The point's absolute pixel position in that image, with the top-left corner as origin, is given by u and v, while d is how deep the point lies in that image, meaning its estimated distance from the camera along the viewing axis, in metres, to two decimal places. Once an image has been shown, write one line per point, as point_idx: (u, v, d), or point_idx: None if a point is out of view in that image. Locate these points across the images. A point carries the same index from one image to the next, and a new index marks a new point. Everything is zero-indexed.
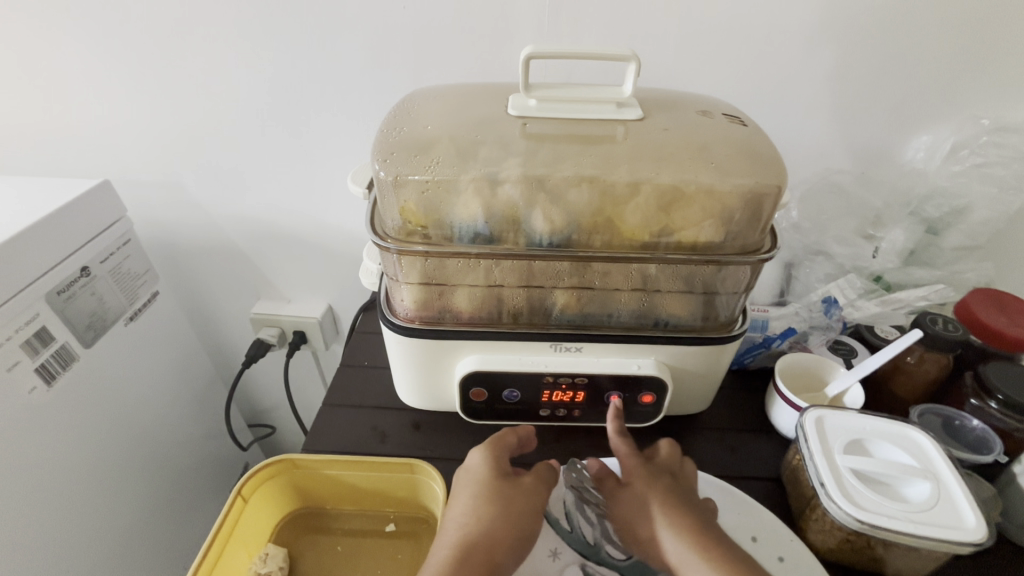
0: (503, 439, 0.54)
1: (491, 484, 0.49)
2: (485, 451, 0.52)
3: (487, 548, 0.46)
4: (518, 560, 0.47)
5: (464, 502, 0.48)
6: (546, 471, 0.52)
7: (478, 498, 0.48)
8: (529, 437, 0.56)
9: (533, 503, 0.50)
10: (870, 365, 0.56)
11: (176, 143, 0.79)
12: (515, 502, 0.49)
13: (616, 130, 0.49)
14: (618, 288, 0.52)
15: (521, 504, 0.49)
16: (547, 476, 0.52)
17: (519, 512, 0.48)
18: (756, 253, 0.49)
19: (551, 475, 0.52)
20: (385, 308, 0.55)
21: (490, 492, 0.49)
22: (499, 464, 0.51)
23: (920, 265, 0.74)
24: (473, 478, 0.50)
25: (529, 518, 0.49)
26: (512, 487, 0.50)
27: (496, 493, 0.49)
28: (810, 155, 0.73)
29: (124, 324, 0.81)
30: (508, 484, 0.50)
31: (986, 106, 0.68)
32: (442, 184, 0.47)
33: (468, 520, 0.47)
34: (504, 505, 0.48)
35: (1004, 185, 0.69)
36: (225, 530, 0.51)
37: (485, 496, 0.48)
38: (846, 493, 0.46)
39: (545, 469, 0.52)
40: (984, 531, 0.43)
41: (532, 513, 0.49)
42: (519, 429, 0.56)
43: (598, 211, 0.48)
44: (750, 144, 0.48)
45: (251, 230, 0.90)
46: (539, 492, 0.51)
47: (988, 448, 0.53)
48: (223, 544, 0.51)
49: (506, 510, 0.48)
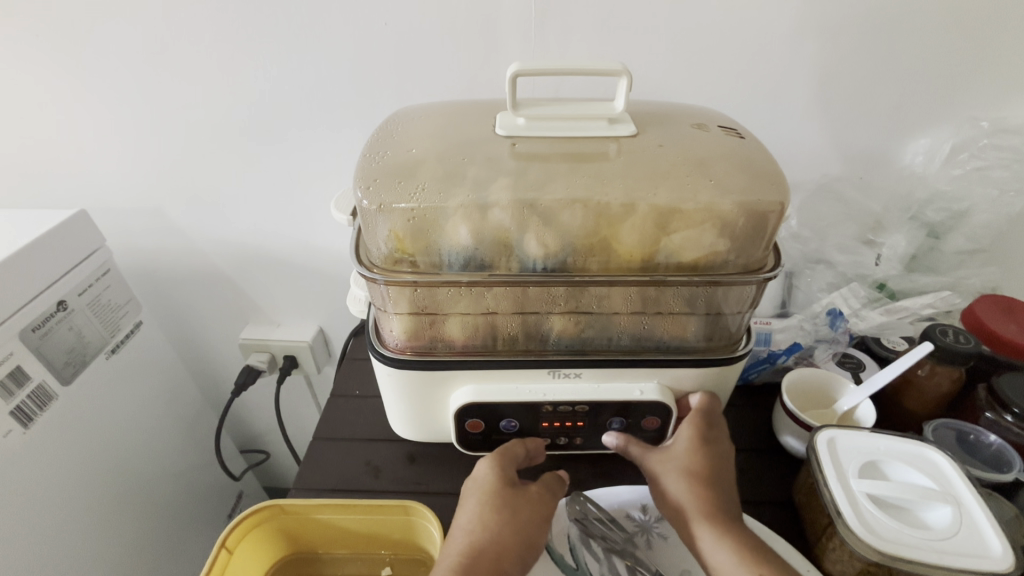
0: (512, 450, 0.52)
1: (499, 490, 0.48)
2: (492, 460, 0.50)
3: (494, 554, 0.45)
4: (526, 566, 0.46)
5: (472, 510, 0.47)
6: (553, 480, 0.52)
7: (486, 506, 0.47)
8: (538, 451, 0.54)
9: (539, 509, 0.49)
10: (877, 382, 0.55)
11: (155, 170, 0.77)
12: (522, 511, 0.48)
13: (608, 147, 0.47)
14: (617, 311, 0.50)
15: (529, 512, 0.48)
16: (553, 484, 0.51)
17: (528, 520, 0.47)
18: (759, 271, 0.47)
19: (558, 484, 0.52)
20: (374, 338, 0.53)
21: (498, 499, 0.48)
22: (507, 473, 0.50)
23: (924, 271, 0.72)
24: (480, 487, 0.49)
25: (539, 525, 0.48)
26: (519, 494, 0.49)
27: (503, 501, 0.48)
28: (807, 163, 0.72)
29: (106, 357, 0.78)
30: (515, 493, 0.48)
31: (984, 107, 0.67)
32: (429, 211, 0.45)
33: (475, 529, 0.46)
34: (512, 511, 0.47)
35: (1005, 186, 0.67)
36: None
37: (493, 503, 0.47)
38: (862, 519, 0.44)
39: (551, 478, 0.52)
40: (1010, 560, 0.41)
41: (539, 519, 0.48)
42: (528, 441, 0.54)
43: (593, 231, 0.46)
44: (748, 157, 0.46)
45: (236, 255, 0.87)
46: (547, 499, 0.50)
47: (1009, 466, 0.50)
48: None
49: (514, 517, 0.47)
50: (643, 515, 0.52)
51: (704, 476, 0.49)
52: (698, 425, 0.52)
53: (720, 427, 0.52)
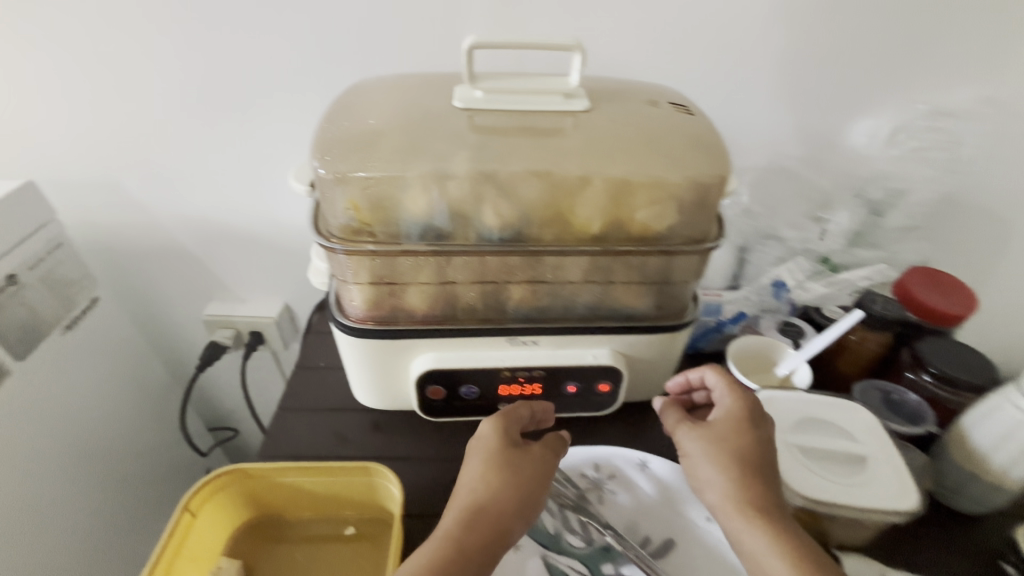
0: (517, 413, 0.52)
1: (502, 449, 0.48)
2: (495, 420, 0.50)
3: (496, 514, 0.45)
4: (524, 527, 0.46)
5: (475, 468, 0.47)
6: (555, 441, 0.51)
7: (488, 466, 0.47)
8: (546, 413, 0.55)
9: (541, 470, 0.48)
10: (815, 346, 0.59)
11: (109, 141, 0.75)
12: (521, 470, 0.47)
13: (564, 122, 0.49)
14: (572, 281, 0.51)
15: (529, 470, 0.48)
16: (556, 445, 0.51)
17: (527, 480, 0.47)
18: (703, 241, 0.50)
19: (559, 444, 0.51)
20: (335, 309, 0.53)
21: (500, 460, 0.47)
22: (510, 434, 0.49)
23: (866, 246, 0.75)
24: (484, 446, 0.49)
25: (538, 487, 0.47)
26: (522, 454, 0.48)
27: (506, 461, 0.47)
28: (760, 141, 0.74)
29: (61, 333, 0.77)
30: (517, 453, 0.48)
31: (923, 91, 0.70)
32: (386, 182, 0.46)
33: (478, 487, 0.46)
34: (513, 471, 0.47)
35: (938, 167, 0.72)
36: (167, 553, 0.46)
37: (495, 463, 0.47)
38: (792, 469, 0.48)
39: (552, 439, 0.51)
40: (917, 502, 0.46)
41: (540, 479, 0.48)
42: (534, 405, 0.54)
43: (549, 204, 0.48)
44: (696, 133, 0.49)
45: (198, 230, 0.86)
46: (547, 460, 0.49)
47: (923, 420, 0.55)
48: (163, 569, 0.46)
49: (514, 478, 0.47)
50: (595, 473, 0.56)
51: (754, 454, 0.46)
52: (741, 407, 0.48)
53: (765, 412, 0.49)
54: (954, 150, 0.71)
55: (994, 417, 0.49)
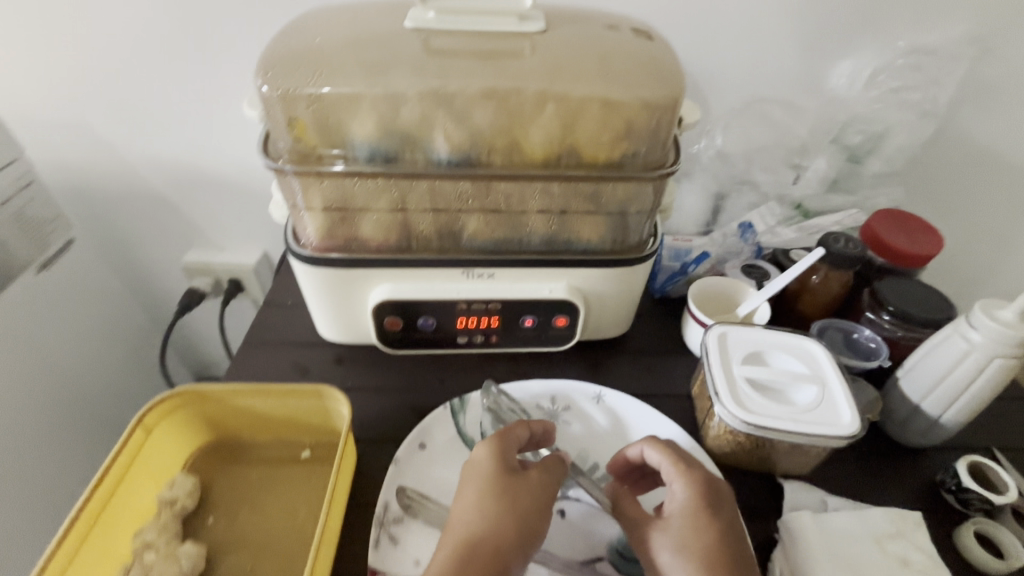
0: (514, 434, 0.47)
1: (502, 477, 0.44)
2: (491, 444, 0.46)
3: (494, 549, 0.41)
4: (526, 562, 0.42)
5: (470, 496, 0.43)
6: (555, 461, 0.47)
7: (484, 494, 0.43)
8: (547, 431, 0.50)
9: (542, 496, 0.44)
10: (774, 286, 0.59)
11: (73, 77, 0.73)
12: (519, 499, 0.43)
13: (519, 44, 0.48)
14: (526, 210, 0.51)
15: (528, 499, 0.44)
16: (556, 466, 0.47)
17: (527, 510, 0.43)
18: (658, 168, 0.49)
19: (560, 465, 0.47)
20: (290, 239, 0.53)
21: (497, 487, 0.43)
22: (506, 458, 0.45)
23: (841, 193, 0.74)
24: (477, 473, 0.45)
25: (537, 517, 0.43)
26: (519, 481, 0.44)
27: (502, 489, 0.43)
28: (738, 84, 0.72)
29: (35, 272, 0.77)
30: (515, 479, 0.44)
31: (905, 28, 0.68)
32: (332, 101, 0.45)
33: (473, 519, 0.42)
34: (511, 502, 0.43)
35: (918, 110, 0.70)
36: (125, 459, 0.49)
37: (493, 492, 0.43)
38: (736, 398, 0.48)
39: (554, 461, 0.47)
40: (858, 426, 0.46)
41: (540, 509, 0.44)
42: (532, 424, 0.49)
43: (500, 129, 0.47)
44: (652, 56, 0.47)
45: (170, 173, 0.85)
46: (549, 485, 0.45)
47: (876, 355, 0.55)
48: (122, 473, 0.49)
49: (512, 508, 0.43)
50: (550, 404, 0.57)
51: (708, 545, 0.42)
52: (697, 487, 0.44)
53: (723, 492, 0.45)
54: (936, 92, 0.69)
55: (943, 347, 0.48)
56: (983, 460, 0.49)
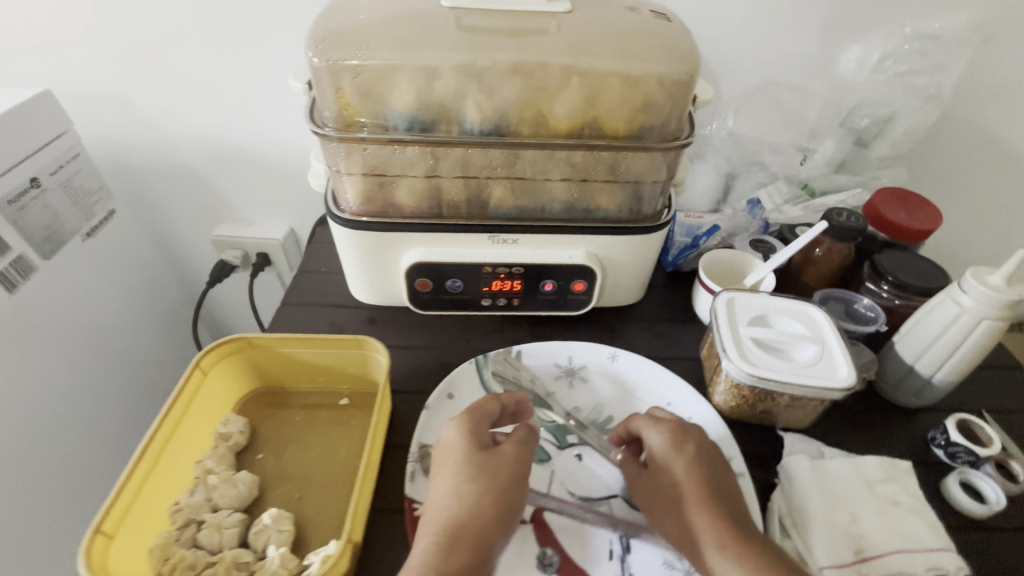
0: (485, 409, 0.50)
1: (473, 456, 0.46)
2: (460, 424, 0.48)
3: (475, 528, 0.43)
4: (509, 535, 0.44)
5: (447, 480, 0.46)
6: (525, 432, 0.49)
7: (459, 476, 0.45)
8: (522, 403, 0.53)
9: (517, 469, 0.46)
10: (780, 257, 0.61)
11: (118, 55, 0.78)
12: (494, 475, 0.46)
13: (546, 23, 0.51)
14: (549, 178, 0.55)
15: (502, 473, 0.46)
16: (527, 437, 0.49)
17: (502, 484, 0.45)
18: (674, 140, 0.53)
19: (532, 436, 0.49)
20: (331, 204, 0.58)
21: (470, 467, 0.46)
22: (477, 437, 0.48)
23: (848, 174, 0.77)
24: (451, 454, 0.47)
25: (513, 489, 0.45)
26: (491, 457, 0.46)
27: (476, 468, 0.46)
28: (750, 67, 0.75)
29: (82, 240, 0.82)
30: (487, 456, 0.46)
31: (914, 15, 0.70)
32: (375, 73, 0.49)
33: (452, 501, 0.44)
34: (484, 479, 0.45)
35: (925, 94, 0.72)
36: (185, 397, 0.54)
37: (467, 471, 0.45)
38: (742, 353, 0.52)
39: (523, 431, 0.49)
40: (853, 379, 0.50)
41: (516, 482, 0.46)
42: (503, 396, 0.52)
43: (528, 102, 0.51)
44: (670, 36, 0.51)
45: (206, 149, 0.89)
46: (521, 456, 0.47)
47: (874, 321, 0.59)
48: (184, 410, 0.54)
49: (487, 485, 0.45)
50: (567, 363, 0.61)
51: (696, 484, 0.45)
52: (678, 443, 0.48)
53: (703, 440, 0.48)
54: (943, 76, 0.72)
55: (938, 310, 0.52)
56: (970, 418, 0.54)
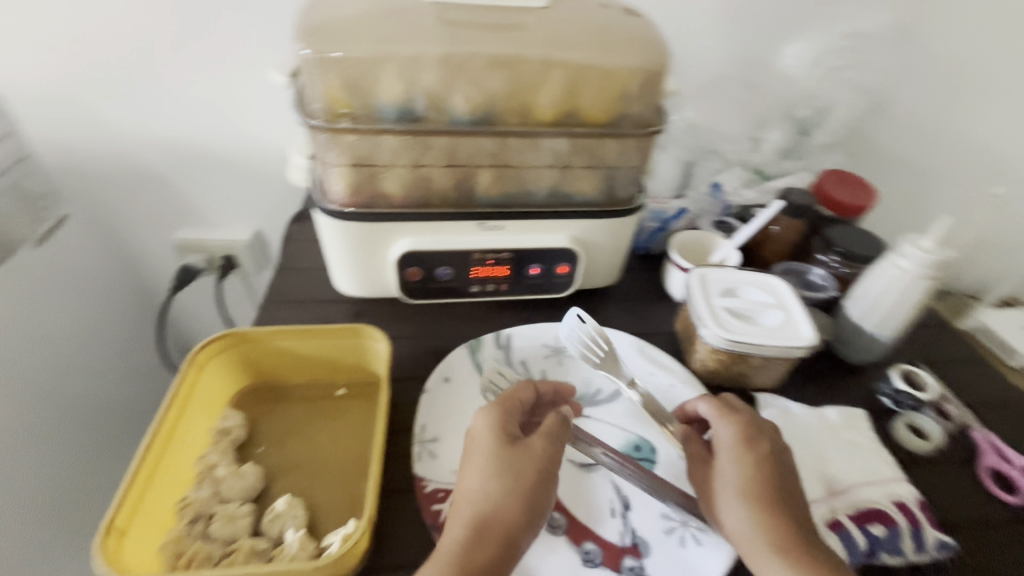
0: (514, 400, 0.52)
1: (503, 449, 0.47)
2: (489, 415, 0.49)
3: (502, 526, 0.44)
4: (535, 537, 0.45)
5: (474, 474, 0.47)
6: (553, 424, 0.49)
7: (488, 471, 0.46)
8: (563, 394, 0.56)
9: (544, 466, 0.47)
10: (743, 235, 0.67)
11: (61, 50, 0.73)
12: (522, 470, 0.46)
13: (525, 20, 0.55)
14: (534, 165, 0.58)
15: (529, 469, 0.47)
16: (555, 429, 0.49)
17: (529, 481, 0.46)
18: (648, 127, 0.57)
19: (562, 427, 0.50)
20: (317, 196, 0.58)
21: (498, 462, 0.47)
22: (506, 429, 0.49)
23: (794, 160, 0.85)
24: (480, 447, 0.48)
25: (541, 488, 0.46)
26: (520, 453, 0.47)
27: (503, 461, 0.47)
28: (704, 65, 0.82)
29: (34, 247, 0.79)
30: (515, 453, 0.47)
31: (844, 16, 0.78)
32: (365, 64, 0.51)
33: (478, 496, 0.45)
34: (512, 474, 0.46)
35: (857, 87, 0.80)
36: (182, 395, 0.53)
37: (495, 466, 0.46)
38: (717, 320, 0.57)
39: (553, 423, 0.50)
40: (815, 337, 0.56)
41: (545, 480, 0.47)
42: (538, 386, 0.55)
43: (512, 94, 0.54)
44: (639, 32, 0.56)
45: (161, 150, 0.85)
46: (552, 450, 0.48)
47: (826, 289, 0.66)
48: (181, 408, 0.52)
49: (515, 481, 0.46)
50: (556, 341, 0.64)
51: (755, 477, 0.47)
52: (745, 434, 0.49)
53: (769, 432, 0.50)
54: (871, 70, 0.80)
55: (882, 275, 0.58)
56: (911, 369, 0.61)
